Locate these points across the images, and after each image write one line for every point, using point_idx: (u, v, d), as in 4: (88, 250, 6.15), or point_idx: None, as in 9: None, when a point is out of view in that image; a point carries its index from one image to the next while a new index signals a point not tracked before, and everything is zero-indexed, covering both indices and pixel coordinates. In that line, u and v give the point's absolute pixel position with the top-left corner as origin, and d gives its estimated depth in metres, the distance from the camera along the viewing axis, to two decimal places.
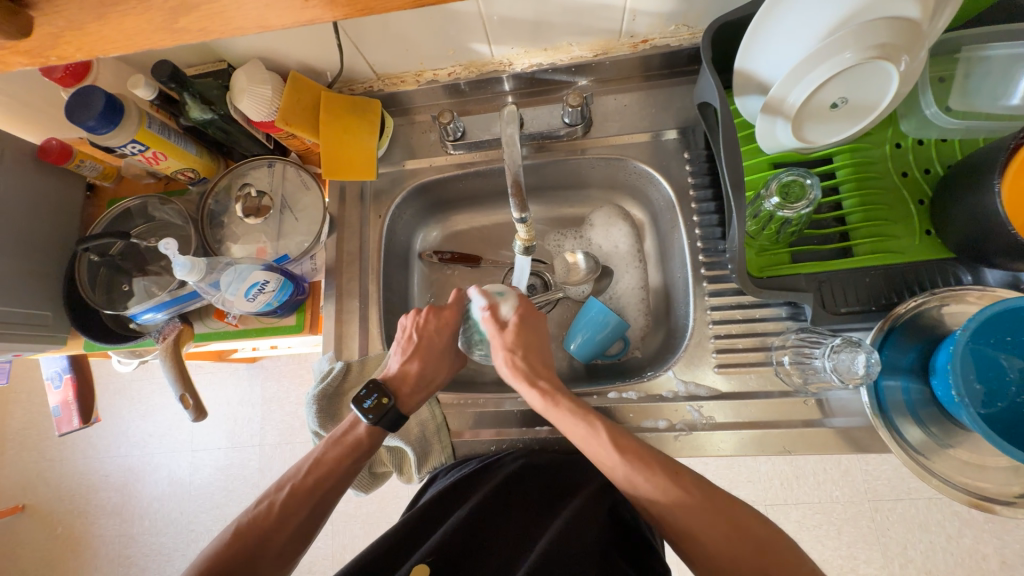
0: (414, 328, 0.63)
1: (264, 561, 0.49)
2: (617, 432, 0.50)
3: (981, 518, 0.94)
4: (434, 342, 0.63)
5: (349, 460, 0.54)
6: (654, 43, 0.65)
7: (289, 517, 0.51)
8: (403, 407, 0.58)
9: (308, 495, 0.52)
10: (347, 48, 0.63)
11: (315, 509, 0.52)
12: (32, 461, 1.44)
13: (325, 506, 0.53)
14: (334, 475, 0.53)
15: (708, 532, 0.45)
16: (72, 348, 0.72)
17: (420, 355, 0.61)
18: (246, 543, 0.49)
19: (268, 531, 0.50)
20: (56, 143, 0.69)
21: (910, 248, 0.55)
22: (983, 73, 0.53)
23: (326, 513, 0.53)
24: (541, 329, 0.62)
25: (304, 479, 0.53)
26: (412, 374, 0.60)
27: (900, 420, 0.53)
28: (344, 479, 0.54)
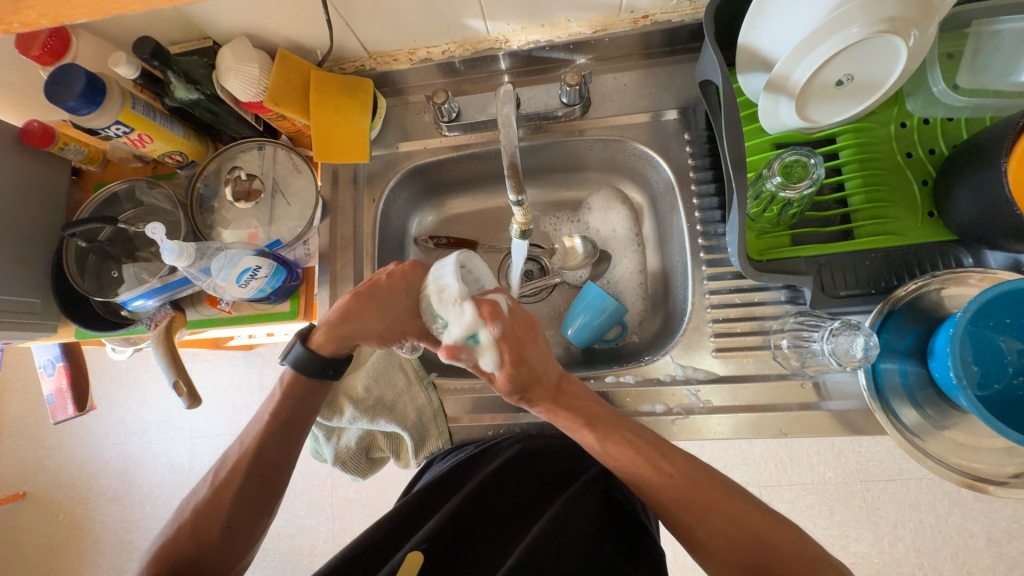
0: (364, 272, 0.56)
1: (207, 532, 0.52)
2: (611, 434, 0.50)
3: (970, 497, 0.96)
4: (388, 293, 0.55)
5: (275, 417, 0.55)
6: (654, 18, 0.63)
7: (232, 487, 0.53)
8: (319, 350, 0.55)
9: (241, 462, 0.54)
10: (337, 24, 0.61)
11: (258, 471, 0.54)
12: (30, 449, 1.44)
13: (267, 466, 0.54)
14: (269, 431, 0.55)
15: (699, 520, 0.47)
16: (64, 336, 0.71)
17: (356, 298, 0.55)
18: (191, 516, 0.52)
19: (214, 502, 0.53)
20: (37, 125, 0.66)
21: (912, 230, 0.54)
22: (993, 48, 0.51)
23: (279, 465, 0.55)
24: (541, 356, 0.49)
25: (242, 448, 0.55)
26: (342, 315, 0.55)
27: (896, 403, 0.53)
28: (275, 439, 0.55)
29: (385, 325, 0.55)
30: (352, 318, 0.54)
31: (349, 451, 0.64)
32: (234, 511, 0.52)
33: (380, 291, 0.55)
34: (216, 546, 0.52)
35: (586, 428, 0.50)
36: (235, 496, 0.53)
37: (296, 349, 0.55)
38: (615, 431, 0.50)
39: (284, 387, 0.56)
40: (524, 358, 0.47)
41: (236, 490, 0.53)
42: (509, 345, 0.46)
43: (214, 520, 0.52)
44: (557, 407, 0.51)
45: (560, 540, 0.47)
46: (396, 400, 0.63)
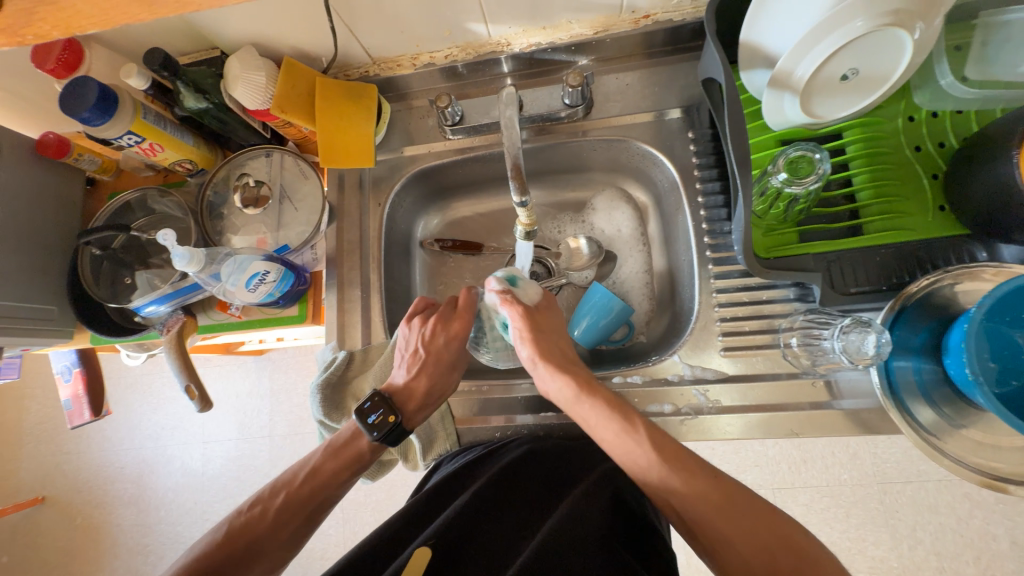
0: (423, 343, 0.60)
1: (255, 568, 0.49)
2: (654, 430, 0.48)
3: (992, 500, 0.93)
4: (445, 355, 0.60)
5: (348, 473, 0.55)
6: (656, 18, 0.63)
7: (286, 527, 0.51)
8: (413, 427, 0.59)
9: (304, 504, 0.53)
10: (341, 32, 0.62)
11: (313, 515, 0.53)
12: (50, 455, 1.47)
13: (324, 509, 0.54)
14: (342, 486, 0.55)
15: (683, 499, 0.44)
16: (79, 342, 0.72)
17: (427, 373, 0.60)
18: (237, 550, 0.49)
19: (267, 537, 0.50)
20: (53, 137, 0.68)
21: (923, 225, 0.53)
22: (1001, 39, 0.51)
23: (331, 507, 0.55)
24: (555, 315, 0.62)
25: (302, 487, 0.53)
26: (425, 392, 0.59)
27: (911, 401, 0.52)
28: (343, 489, 0.55)
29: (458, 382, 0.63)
30: (430, 393, 0.60)
31: None
32: (282, 548, 0.51)
33: (444, 362, 0.60)
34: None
35: (636, 421, 0.49)
36: (285, 537, 0.51)
37: (396, 431, 0.55)
38: (631, 419, 0.49)
39: (361, 449, 0.56)
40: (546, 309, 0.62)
41: (287, 526, 0.51)
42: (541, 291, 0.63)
43: (259, 552, 0.50)
44: (584, 385, 0.52)
45: (566, 540, 0.47)
46: None
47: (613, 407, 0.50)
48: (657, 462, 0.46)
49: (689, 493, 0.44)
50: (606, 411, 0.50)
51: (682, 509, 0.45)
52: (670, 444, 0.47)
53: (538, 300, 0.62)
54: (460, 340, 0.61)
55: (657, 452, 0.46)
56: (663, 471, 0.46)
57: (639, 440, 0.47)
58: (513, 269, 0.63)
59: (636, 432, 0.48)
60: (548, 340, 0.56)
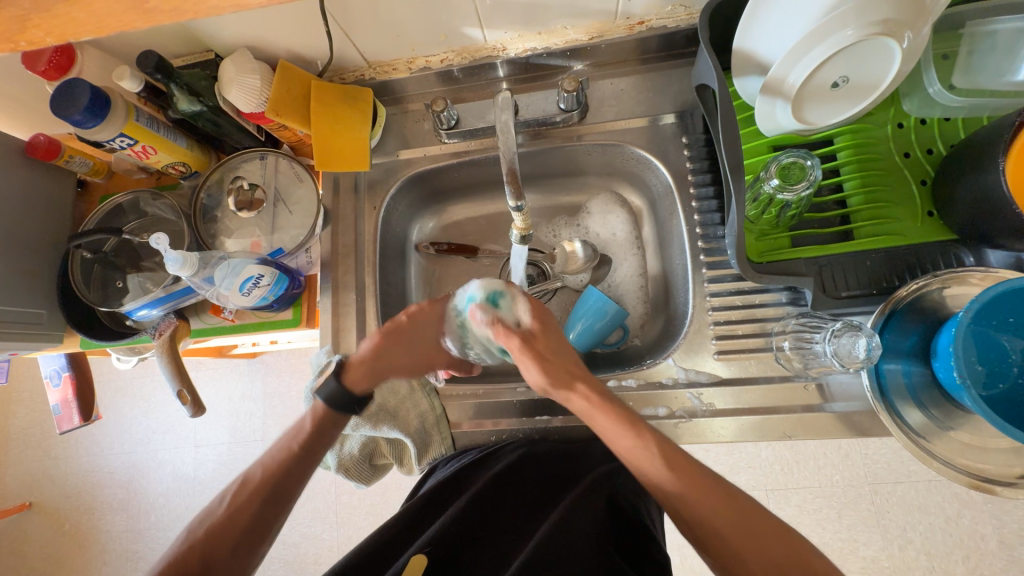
0: (387, 313, 0.59)
1: (217, 557, 0.48)
2: (665, 442, 0.46)
3: (981, 500, 0.95)
4: (413, 328, 0.58)
5: (302, 448, 0.53)
6: (650, 24, 0.64)
7: (243, 510, 0.50)
8: (351, 387, 0.54)
9: (260, 486, 0.51)
10: (336, 36, 0.62)
11: (273, 495, 0.51)
12: (37, 459, 1.45)
13: (285, 488, 0.52)
14: (291, 457, 0.52)
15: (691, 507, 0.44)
16: (69, 345, 0.71)
17: (385, 338, 0.57)
18: (199, 539, 0.48)
19: (225, 522, 0.49)
20: (43, 138, 0.67)
21: (913, 230, 0.54)
22: (987, 48, 0.52)
23: (298, 488, 0.53)
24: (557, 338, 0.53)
25: (261, 469, 0.52)
26: (372, 354, 0.56)
27: (901, 404, 0.53)
28: (302, 464, 0.53)
29: (416, 361, 0.59)
30: (379, 357, 0.56)
31: (352, 458, 0.64)
32: (242, 535, 0.49)
33: (405, 331, 0.58)
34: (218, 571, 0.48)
35: (647, 433, 0.46)
36: (244, 521, 0.49)
37: (330, 386, 0.54)
38: (644, 430, 0.46)
39: (313, 418, 0.54)
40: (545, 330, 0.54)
41: (247, 511, 0.50)
42: (530, 305, 0.55)
43: (219, 540, 0.48)
44: (597, 398, 0.49)
45: (561, 544, 0.47)
46: (398, 406, 0.63)
47: (625, 419, 0.48)
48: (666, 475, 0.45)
49: (697, 499, 0.44)
50: (618, 423, 0.47)
51: (690, 517, 0.44)
52: (680, 455, 0.46)
53: (528, 318, 0.55)
54: (432, 324, 0.60)
55: (667, 464, 0.45)
56: (675, 484, 0.44)
57: (650, 453, 0.45)
58: (496, 285, 0.57)
59: (647, 444, 0.46)
60: (552, 363, 0.51)
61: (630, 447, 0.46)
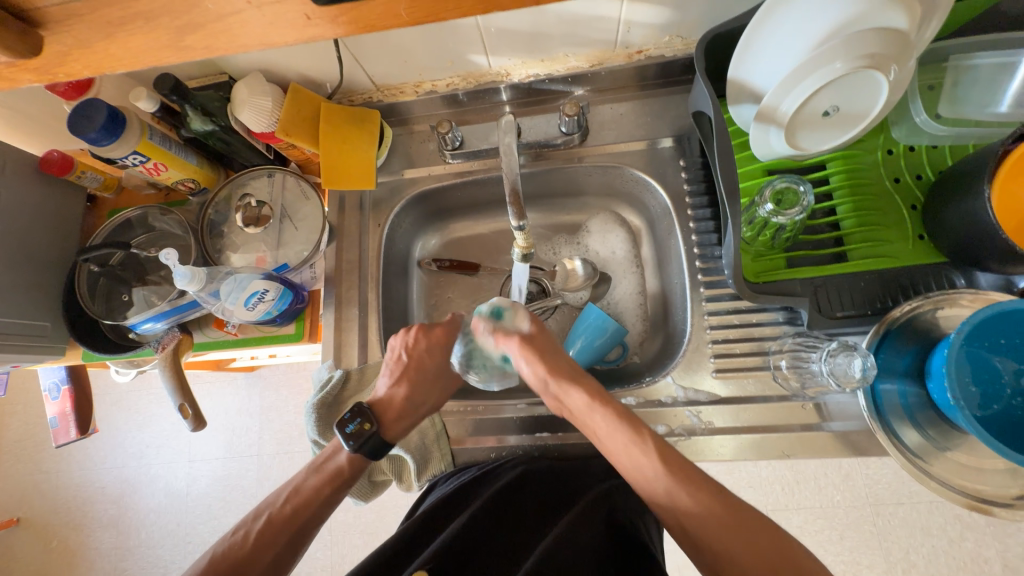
0: (405, 350, 0.62)
1: None
2: (663, 445, 0.48)
3: (983, 522, 0.94)
4: (430, 366, 0.62)
5: (331, 489, 0.55)
6: (648, 53, 0.67)
7: (269, 547, 0.51)
8: (386, 434, 0.58)
9: (286, 525, 0.52)
10: (347, 61, 0.64)
11: (297, 536, 0.52)
12: (27, 473, 1.43)
13: (309, 531, 0.53)
14: (322, 500, 0.54)
15: (686, 512, 0.44)
16: (71, 358, 0.72)
17: (409, 380, 0.61)
18: (222, 573, 0.48)
19: (249, 559, 0.50)
20: (57, 155, 0.69)
21: (904, 253, 0.55)
22: (970, 81, 0.54)
23: (318, 526, 0.54)
24: (552, 342, 0.59)
25: (286, 509, 0.53)
26: (402, 401, 0.60)
27: (897, 423, 0.54)
28: (327, 505, 0.54)
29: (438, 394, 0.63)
30: (410, 403, 0.61)
31: None
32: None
33: (424, 368, 0.62)
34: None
35: (644, 434, 0.48)
36: (269, 557, 0.50)
37: (368, 437, 0.56)
38: (641, 428, 0.49)
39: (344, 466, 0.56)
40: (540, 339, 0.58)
41: (270, 551, 0.51)
42: (529, 318, 0.60)
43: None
44: (592, 398, 0.52)
45: (563, 561, 0.47)
46: None
47: (622, 417, 0.50)
48: (662, 470, 0.46)
49: (693, 506, 0.44)
50: (615, 420, 0.50)
51: (689, 525, 0.44)
52: (677, 458, 0.47)
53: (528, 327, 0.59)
54: (444, 353, 0.64)
55: (664, 465, 0.46)
56: (671, 483, 0.45)
57: (646, 451, 0.47)
58: (499, 300, 0.61)
59: (643, 442, 0.48)
60: (552, 365, 0.54)
61: (625, 445, 0.48)
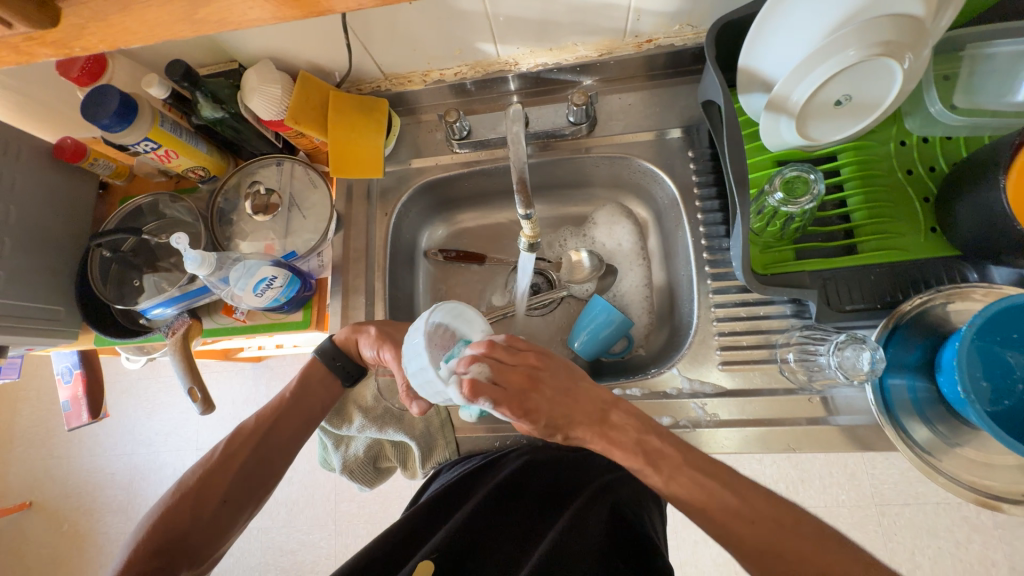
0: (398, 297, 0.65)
1: (207, 503, 0.54)
2: (678, 456, 0.47)
3: (991, 523, 0.93)
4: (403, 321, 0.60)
5: (287, 401, 0.61)
6: (658, 42, 0.66)
7: (233, 459, 0.57)
8: (340, 343, 0.62)
9: (251, 437, 0.59)
10: (355, 48, 0.65)
11: (260, 450, 0.58)
12: (40, 459, 1.46)
13: (274, 446, 0.59)
14: (279, 417, 0.60)
15: (699, 504, 0.45)
16: (83, 343, 0.73)
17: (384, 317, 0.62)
18: (194, 485, 0.55)
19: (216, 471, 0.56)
20: (71, 141, 0.70)
21: (916, 245, 0.55)
22: (988, 70, 0.53)
23: (284, 446, 0.59)
24: (559, 372, 0.49)
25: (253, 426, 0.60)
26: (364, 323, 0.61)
27: (906, 418, 0.53)
28: (288, 427, 0.60)
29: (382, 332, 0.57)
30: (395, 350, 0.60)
31: (357, 460, 0.65)
32: (230, 485, 0.55)
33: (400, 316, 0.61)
34: (203, 516, 0.54)
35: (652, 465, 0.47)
36: (234, 470, 0.56)
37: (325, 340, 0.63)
38: (654, 458, 0.47)
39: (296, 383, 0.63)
40: (535, 381, 0.46)
41: (233, 466, 0.56)
42: (501, 406, 0.44)
43: (211, 492, 0.55)
44: (602, 437, 0.48)
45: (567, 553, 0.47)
46: (403, 409, 0.64)
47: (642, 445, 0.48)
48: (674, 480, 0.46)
49: (699, 499, 0.45)
50: (630, 455, 0.48)
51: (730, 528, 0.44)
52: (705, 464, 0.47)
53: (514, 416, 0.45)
54: None
55: (670, 474, 0.46)
56: (696, 495, 0.45)
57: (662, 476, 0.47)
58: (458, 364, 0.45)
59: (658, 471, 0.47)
60: (567, 435, 0.49)
61: (640, 473, 0.48)
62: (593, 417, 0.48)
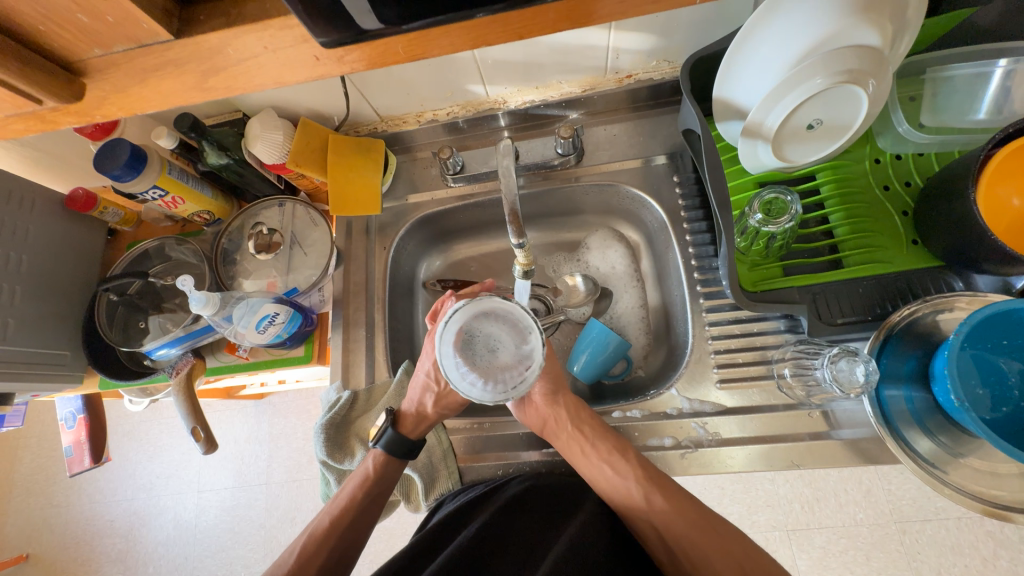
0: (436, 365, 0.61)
1: None
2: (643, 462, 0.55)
3: (1015, 537, 0.90)
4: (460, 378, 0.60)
5: (365, 494, 0.57)
6: (638, 77, 0.70)
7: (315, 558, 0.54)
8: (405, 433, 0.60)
9: (329, 533, 0.55)
10: (353, 95, 0.68)
11: (344, 544, 0.55)
12: (38, 507, 1.43)
13: (351, 541, 0.56)
14: (358, 507, 0.57)
15: (663, 517, 0.52)
16: (88, 386, 0.74)
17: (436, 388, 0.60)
18: None
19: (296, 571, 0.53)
20: (82, 192, 0.73)
21: (899, 258, 0.56)
22: (948, 91, 0.57)
23: (362, 534, 0.57)
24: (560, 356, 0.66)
25: (330, 518, 0.57)
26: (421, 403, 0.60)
27: (908, 430, 0.53)
28: (365, 515, 0.57)
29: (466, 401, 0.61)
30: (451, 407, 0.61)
31: None
32: None
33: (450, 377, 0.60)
34: None
35: (630, 454, 0.55)
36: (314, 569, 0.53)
37: (388, 434, 0.59)
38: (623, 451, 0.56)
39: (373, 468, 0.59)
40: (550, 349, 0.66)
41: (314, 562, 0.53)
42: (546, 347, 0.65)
43: None
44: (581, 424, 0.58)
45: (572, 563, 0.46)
46: None
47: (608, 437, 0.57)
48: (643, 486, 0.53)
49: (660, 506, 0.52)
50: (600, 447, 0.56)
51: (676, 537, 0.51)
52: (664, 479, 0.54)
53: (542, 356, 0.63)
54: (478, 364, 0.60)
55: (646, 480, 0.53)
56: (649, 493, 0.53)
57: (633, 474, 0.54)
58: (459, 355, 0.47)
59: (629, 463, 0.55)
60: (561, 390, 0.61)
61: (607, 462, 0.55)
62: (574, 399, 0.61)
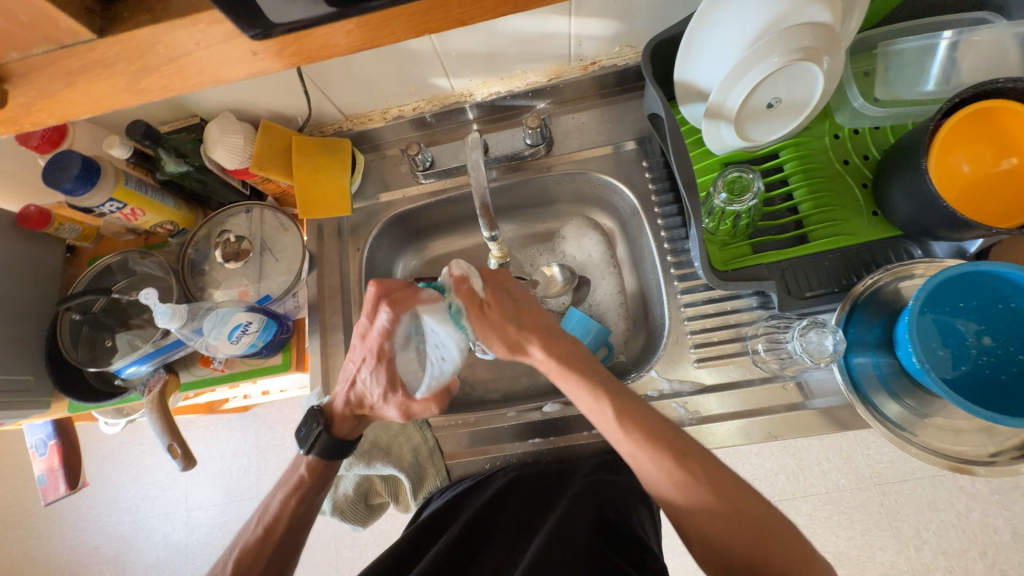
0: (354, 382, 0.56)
1: None
2: (637, 417, 0.50)
3: (987, 490, 0.95)
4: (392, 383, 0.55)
5: (297, 499, 0.57)
6: (602, 64, 0.70)
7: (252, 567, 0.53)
8: (339, 434, 0.58)
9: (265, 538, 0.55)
10: (313, 93, 0.67)
11: (278, 550, 0.55)
12: (17, 540, 1.38)
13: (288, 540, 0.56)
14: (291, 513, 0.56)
15: (675, 494, 0.47)
16: (57, 411, 0.71)
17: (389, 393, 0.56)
18: None
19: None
20: (33, 209, 0.70)
21: (861, 229, 0.58)
22: (899, 64, 0.58)
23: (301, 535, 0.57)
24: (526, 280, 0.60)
25: (262, 527, 0.56)
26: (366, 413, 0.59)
27: (876, 396, 0.55)
28: (301, 519, 0.57)
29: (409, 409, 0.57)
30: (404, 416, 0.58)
31: (347, 499, 0.63)
32: None
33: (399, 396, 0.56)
34: None
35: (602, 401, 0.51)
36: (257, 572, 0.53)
37: (320, 439, 0.57)
38: (603, 396, 0.52)
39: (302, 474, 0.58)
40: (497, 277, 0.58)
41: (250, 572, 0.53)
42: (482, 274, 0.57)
43: None
44: (551, 353, 0.55)
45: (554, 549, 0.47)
46: (391, 441, 0.64)
47: (586, 371, 0.54)
48: (627, 435, 0.50)
49: (677, 485, 0.47)
50: (576, 387, 0.53)
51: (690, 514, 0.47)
52: (672, 443, 0.48)
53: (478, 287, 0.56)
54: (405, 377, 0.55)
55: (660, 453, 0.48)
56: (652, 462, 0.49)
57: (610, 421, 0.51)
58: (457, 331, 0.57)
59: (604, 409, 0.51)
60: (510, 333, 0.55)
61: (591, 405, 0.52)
62: (550, 330, 0.56)
